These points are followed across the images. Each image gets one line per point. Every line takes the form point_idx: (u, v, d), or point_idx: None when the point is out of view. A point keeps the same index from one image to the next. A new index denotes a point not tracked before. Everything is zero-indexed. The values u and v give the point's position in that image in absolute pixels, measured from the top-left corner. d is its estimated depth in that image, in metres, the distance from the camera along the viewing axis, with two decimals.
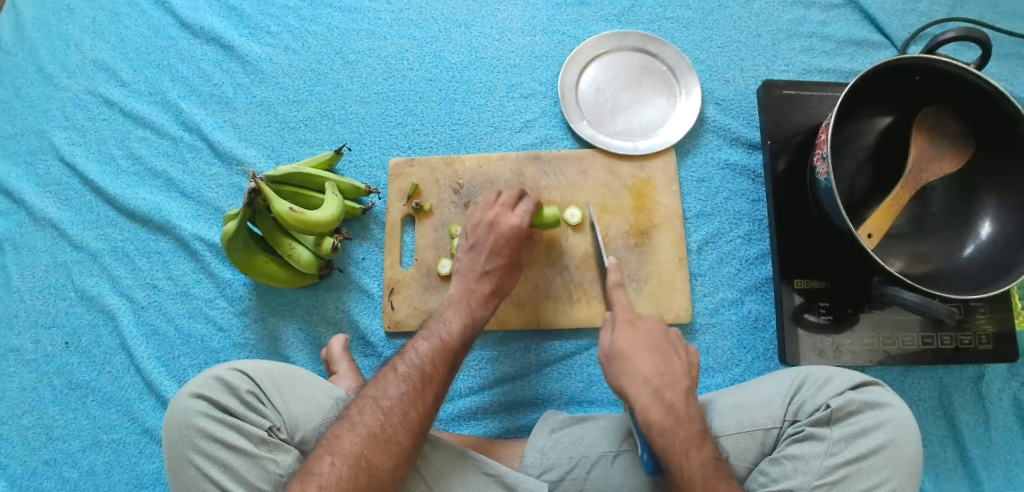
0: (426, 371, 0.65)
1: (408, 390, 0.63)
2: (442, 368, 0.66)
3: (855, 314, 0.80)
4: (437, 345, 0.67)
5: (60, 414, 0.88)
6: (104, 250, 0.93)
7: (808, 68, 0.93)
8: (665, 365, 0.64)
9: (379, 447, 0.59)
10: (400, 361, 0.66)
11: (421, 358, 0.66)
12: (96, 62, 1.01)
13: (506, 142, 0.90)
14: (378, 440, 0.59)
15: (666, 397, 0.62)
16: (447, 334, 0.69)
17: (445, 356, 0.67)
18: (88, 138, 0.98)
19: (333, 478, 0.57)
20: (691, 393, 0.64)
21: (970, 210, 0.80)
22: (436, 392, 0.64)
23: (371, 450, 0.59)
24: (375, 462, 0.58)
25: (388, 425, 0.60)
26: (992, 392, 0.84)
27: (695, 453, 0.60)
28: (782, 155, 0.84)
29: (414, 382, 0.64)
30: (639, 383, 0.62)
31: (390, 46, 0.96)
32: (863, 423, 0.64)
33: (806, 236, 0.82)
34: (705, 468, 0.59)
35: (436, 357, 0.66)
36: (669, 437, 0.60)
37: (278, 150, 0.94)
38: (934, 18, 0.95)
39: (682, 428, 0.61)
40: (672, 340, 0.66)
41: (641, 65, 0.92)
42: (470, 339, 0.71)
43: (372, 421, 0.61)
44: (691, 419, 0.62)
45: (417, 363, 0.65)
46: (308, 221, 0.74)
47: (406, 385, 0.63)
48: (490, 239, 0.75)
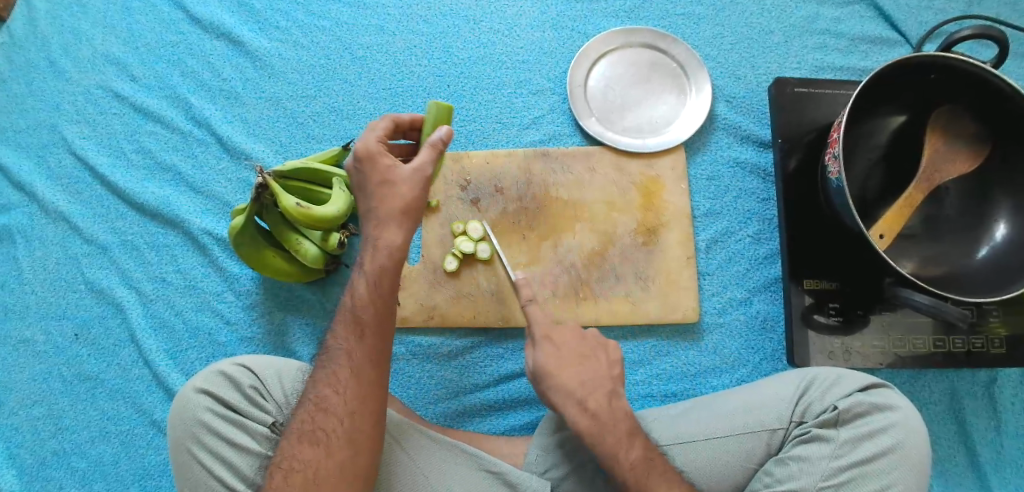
0: None
1: (326, 380, 0.60)
2: None
3: (866, 315, 0.79)
4: None
5: (70, 405, 0.89)
6: (114, 243, 0.94)
7: (821, 66, 0.92)
8: (588, 370, 0.66)
9: (303, 441, 0.58)
10: None
11: (337, 341, 0.61)
12: (107, 57, 1.02)
13: (514, 138, 0.90)
14: (303, 436, 0.58)
15: (590, 404, 0.64)
16: None
17: None
18: (99, 132, 0.99)
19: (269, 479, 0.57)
20: (615, 394, 0.65)
21: (985, 211, 0.78)
22: None
23: (298, 447, 0.57)
24: (303, 457, 0.57)
25: (311, 420, 0.58)
26: (1004, 396, 0.83)
27: (626, 452, 0.62)
28: (793, 154, 0.83)
29: (331, 369, 0.60)
30: (563, 394, 0.64)
31: (399, 41, 0.96)
32: (871, 426, 0.63)
33: (817, 236, 0.81)
34: (640, 463, 0.62)
35: (350, 339, 0.61)
36: (601, 439, 0.63)
37: (286, 145, 0.94)
38: (950, 15, 0.93)
39: (609, 429, 0.63)
40: (591, 341, 0.68)
41: (651, 61, 0.92)
42: None
43: (299, 417, 0.59)
44: (618, 419, 0.64)
45: None
46: (316, 216, 0.74)
47: (324, 374, 0.60)
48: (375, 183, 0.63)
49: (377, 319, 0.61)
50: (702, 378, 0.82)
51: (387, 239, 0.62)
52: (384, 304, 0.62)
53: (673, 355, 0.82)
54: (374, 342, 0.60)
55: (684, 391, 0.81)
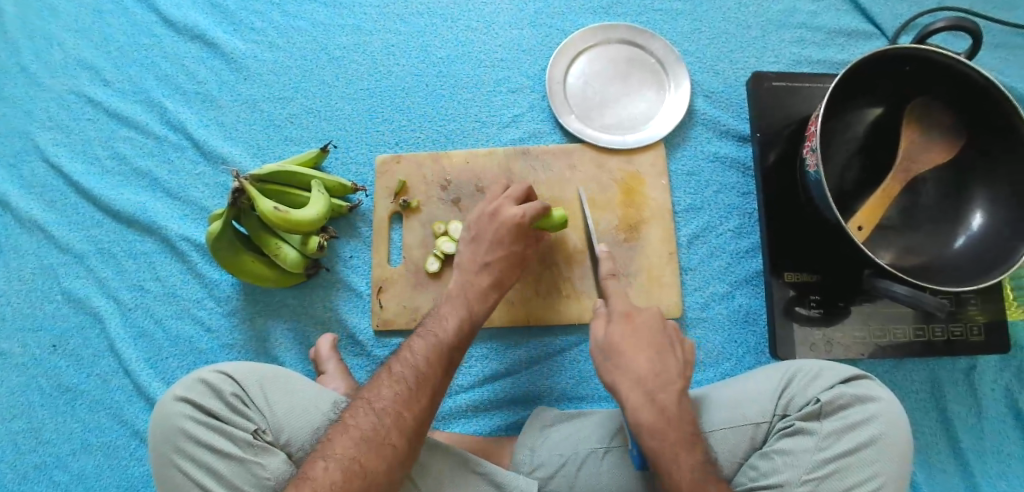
0: (420, 369, 0.64)
1: (402, 391, 0.62)
2: (437, 365, 0.65)
3: (847, 306, 0.80)
4: (430, 343, 0.67)
5: (49, 417, 0.87)
6: (90, 252, 0.92)
7: (798, 59, 0.92)
8: (662, 364, 0.63)
9: (371, 449, 0.58)
10: (395, 361, 0.65)
11: (416, 359, 0.65)
12: (80, 62, 1.00)
13: (494, 137, 0.89)
14: (372, 442, 0.58)
15: (659, 397, 0.61)
16: (442, 330, 0.68)
17: (438, 349, 0.67)
18: (73, 139, 0.97)
19: (327, 482, 0.55)
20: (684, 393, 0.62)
21: (961, 200, 0.79)
22: (429, 391, 0.63)
23: (364, 452, 0.58)
24: (366, 465, 0.57)
25: (382, 427, 0.59)
26: (984, 383, 0.84)
27: (687, 454, 0.58)
28: (772, 147, 0.84)
29: (409, 383, 0.63)
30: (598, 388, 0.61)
31: (376, 41, 0.95)
32: (854, 417, 0.63)
33: (797, 229, 0.82)
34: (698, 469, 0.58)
35: (431, 360, 0.65)
36: (660, 437, 0.59)
37: (264, 149, 0.93)
38: (924, 7, 0.94)
39: (674, 429, 0.59)
40: (672, 336, 0.65)
41: (629, 58, 0.91)
42: (467, 336, 0.70)
43: (366, 424, 0.59)
44: (684, 420, 0.60)
45: (411, 362, 0.65)
46: (294, 220, 0.73)
47: (401, 387, 0.62)
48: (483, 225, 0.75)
49: (450, 347, 0.67)
50: None
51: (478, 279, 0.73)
52: (463, 337, 0.69)
53: None
54: (445, 369, 0.66)
55: None
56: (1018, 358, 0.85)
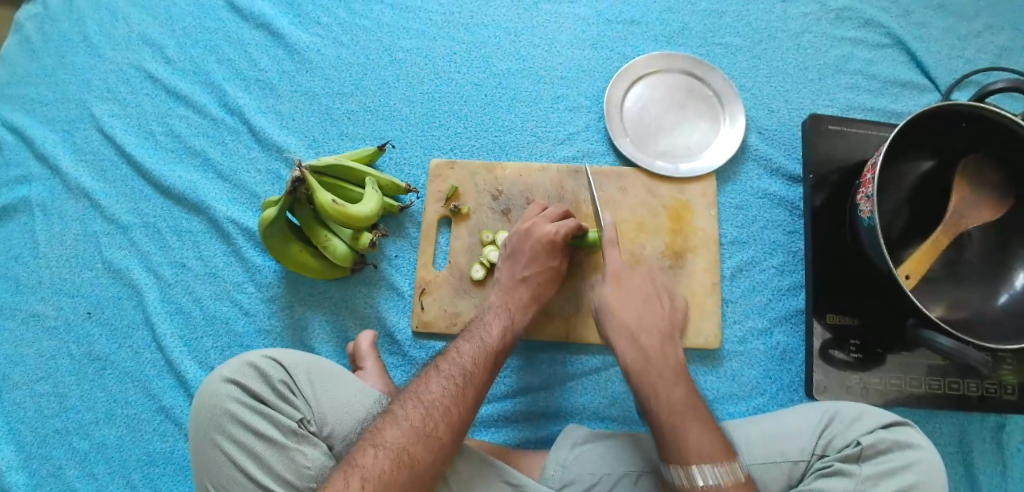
0: (467, 369, 0.65)
1: (450, 387, 0.63)
2: (483, 369, 0.66)
3: (885, 354, 0.80)
4: (478, 346, 0.68)
5: (77, 384, 0.88)
6: (135, 224, 0.93)
7: (851, 105, 0.93)
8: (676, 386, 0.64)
9: (419, 441, 0.58)
10: (443, 360, 0.66)
11: (464, 358, 0.66)
12: (144, 38, 1.02)
13: (548, 152, 0.91)
14: (419, 433, 0.59)
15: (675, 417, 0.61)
16: (488, 335, 0.69)
17: (488, 355, 0.67)
18: (130, 112, 0.99)
19: (376, 470, 0.56)
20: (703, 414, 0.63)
21: (1006, 258, 0.80)
22: (473, 392, 0.64)
23: (412, 442, 0.58)
24: (414, 455, 0.58)
25: (430, 419, 0.60)
26: (1012, 442, 0.84)
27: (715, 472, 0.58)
28: (821, 189, 0.85)
29: (457, 380, 0.63)
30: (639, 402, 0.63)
31: (439, 47, 0.97)
32: (892, 464, 0.63)
33: (841, 272, 0.82)
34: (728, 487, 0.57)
35: (477, 360, 0.66)
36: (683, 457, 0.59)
37: (319, 141, 0.94)
38: (978, 65, 0.95)
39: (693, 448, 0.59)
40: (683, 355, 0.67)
41: (687, 88, 0.93)
42: (511, 342, 0.71)
43: (414, 415, 0.60)
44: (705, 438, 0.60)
45: (459, 362, 0.65)
46: (350, 214, 0.75)
47: (449, 382, 0.63)
48: (524, 245, 0.76)
49: (496, 350, 0.68)
50: (719, 404, 0.82)
51: (518, 295, 0.74)
52: (507, 341, 0.70)
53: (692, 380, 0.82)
54: (490, 369, 0.67)
55: None
56: None
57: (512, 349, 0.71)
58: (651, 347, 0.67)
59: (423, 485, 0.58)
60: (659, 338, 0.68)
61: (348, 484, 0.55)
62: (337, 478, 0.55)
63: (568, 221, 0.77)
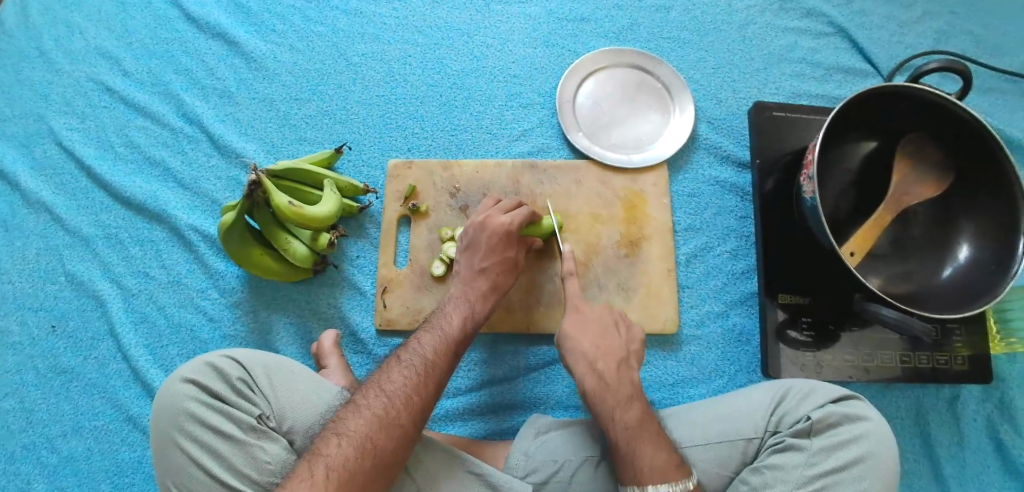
0: (428, 359, 0.66)
1: (412, 376, 0.64)
2: (443, 358, 0.67)
3: (837, 330, 0.82)
4: (438, 336, 0.69)
5: (42, 398, 0.87)
6: (97, 236, 0.93)
7: (797, 92, 0.96)
8: (604, 339, 0.71)
9: (382, 429, 0.59)
10: (404, 351, 0.67)
11: (425, 348, 0.67)
12: (100, 51, 1.02)
13: (504, 149, 0.92)
14: (383, 422, 0.60)
15: (599, 366, 0.69)
16: (449, 325, 0.71)
17: (447, 345, 0.69)
18: (88, 125, 0.99)
19: (340, 458, 0.57)
20: (624, 364, 0.70)
21: (949, 233, 0.83)
22: (434, 381, 0.65)
23: (375, 432, 0.59)
24: (378, 444, 0.58)
25: (392, 408, 0.61)
26: (966, 412, 0.87)
27: (623, 410, 0.66)
28: (770, 174, 0.87)
29: (418, 369, 0.65)
30: (577, 354, 0.70)
31: (394, 51, 0.98)
32: (842, 436, 0.66)
33: (791, 253, 0.85)
34: (634, 424, 0.64)
35: (438, 350, 0.67)
36: (602, 400, 0.66)
37: (279, 147, 0.95)
38: (918, 50, 0.99)
39: (612, 392, 0.67)
40: (616, 317, 0.74)
41: (637, 81, 0.95)
42: (471, 332, 0.72)
43: (376, 404, 0.61)
44: (623, 384, 0.68)
45: (420, 352, 0.67)
46: (307, 215, 0.76)
47: (410, 372, 0.64)
48: (483, 235, 0.77)
49: (456, 336, 0.70)
50: (679, 387, 0.83)
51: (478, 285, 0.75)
52: (468, 331, 0.71)
53: (653, 365, 0.84)
54: (454, 355, 0.69)
55: (662, 400, 0.83)
56: (999, 390, 0.88)
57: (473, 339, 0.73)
58: (595, 337, 0.71)
59: (387, 474, 0.59)
60: (605, 337, 0.71)
61: (312, 473, 0.55)
62: (301, 469, 0.56)
63: (523, 210, 0.79)
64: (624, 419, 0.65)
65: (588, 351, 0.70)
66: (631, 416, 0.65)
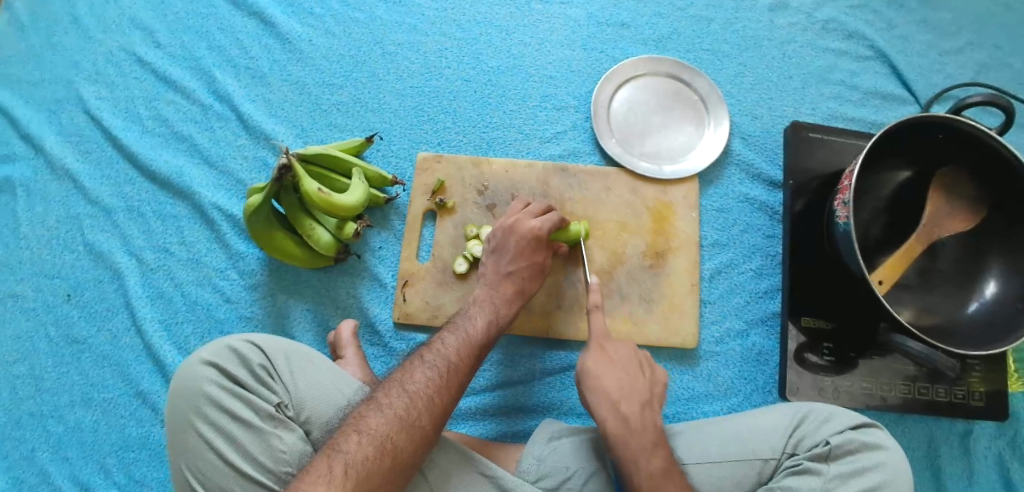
0: (451, 360, 0.65)
1: (434, 377, 0.63)
2: (466, 361, 0.67)
3: (857, 358, 0.82)
4: (462, 338, 0.68)
5: (54, 366, 0.87)
6: (119, 208, 0.93)
7: (833, 114, 0.95)
8: (628, 380, 0.69)
9: (403, 430, 0.59)
10: (428, 350, 0.66)
11: (448, 349, 0.66)
12: (134, 21, 1.01)
13: (534, 150, 0.91)
14: (403, 422, 0.59)
15: (622, 407, 0.66)
16: (473, 328, 0.70)
17: (471, 348, 0.68)
18: (117, 95, 0.98)
19: (360, 456, 0.56)
20: (648, 407, 0.67)
21: (977, 268, 0.82)
22: (456, 383, 0.64)
23: (396, 432, 0.58)
24: (398, 444, 0.58)
25: (413, 409, 0.60)
26: (979, 449, 0.87)
27: (627, 403, 0.67)
28: (802, 195, 0.86)
29: (441, 371, 0.64)
30: (600, 393, 0.68)
31: (430, 42, 0.97)
32: (860, 463, 0.65)
33: (818, 277, 0.84)
34: (659, 473, 0.62)
35: (461, 354, 0.67)
36: (625, 443, 0.64)
37: (307, 131, 0.94)
38: (958, 80, 0.98)
39: (636, 436, 0.64)
40: (641, 358, 0.71)
41: (673, 92, 0.94)
42: (494, 335, 0.72)
43: (398, 404, 0.60)
44: (647, 429, 0.65)
45: (443, 353, 0.66)
46: (334, 203, 0.75)
47: (433, 373, 0.64)
48: (511, 239, 0.76)
49: (480, 340, 0.69)
50: (695, 403, 0.83)
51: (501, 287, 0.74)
52: (491, 335, 0.71)
53: (670, 379, 0.84)
54: (476, 359, 0.68)
55: (676, 414, 0.82)
56: (1014, 429, 0.87)
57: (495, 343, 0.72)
58: (627, 407, 0.67)
59: (404, 476, 0.58)
60: (632, 383, 0.69)
61: (332, 469, 0.54)
62: (320, 463, 0.55)
63: (552, 215, 0.78)
64: (647, 467, 0.62)
65: (612, 390, 0.68)
66: (655, 465, 0.62)
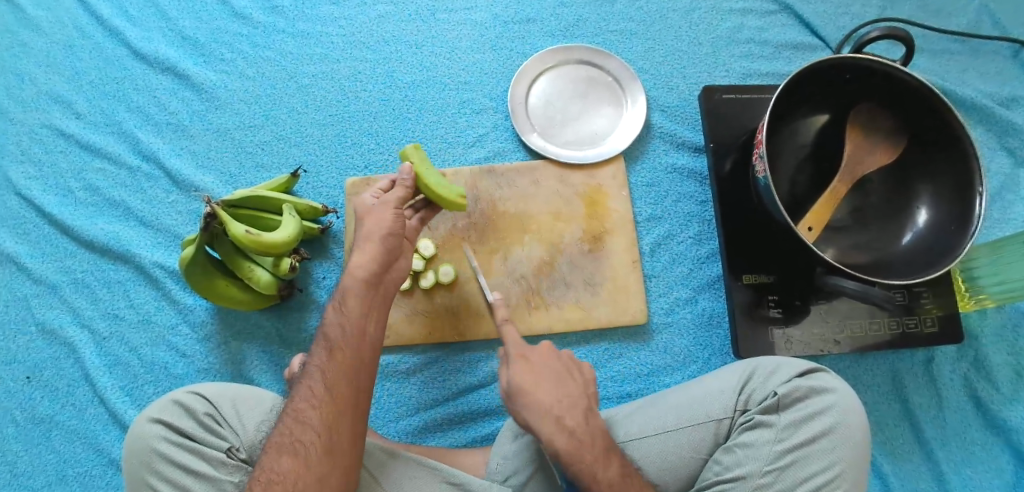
0: (317, 375, 0.62)
1: (302, 401, 0.61)
2: (333, 366, 0.62)
3: (804, 305, 0.83)
4: (325, 346, 0.64)
5: (24, 450, 0.87)
6: (63, 282, 0.93)
7: (747, 73, 0.97)
8: (563, 389, 0.66)
9: (281, 453, 0.58)
10: (300, 374, 0.64)
11: (313, 364, 0.63)
12: (51, 95, 1.01)
13: (460, 157, 0.93)
14: (280, 451, 0.59)
15: (567, 421, 0.64)
16: (334, 331, 0.65)
17: (335, 351, 0.63)
18: (45, 172, 0.98)
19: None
20: (591, 412, 0.66)
21: (907, 199, 0.83)
22: (326, 391, 0.61)
23: (276, 460, 0.58)
24: (281, 470, 0.57)
25: (289, 436, 0.59)
26: (943, 373, 0.88)
27: (603, 468, 0.63)
28: (726, 156, 0.88)
29: (307, 391, 0.62)
30: (539, 411, 0.64)
31: (343, 69, 0.98)
32: (810, 409, 0.67)
33: (751, 233, 0.85)
34: (617, 480, 0.62)
35: (327, 366, 0.63)
36: (580, 460, 0.63)
37: (236, 175, 0.95)
38: (863, 19, 1.00)
39: (589, 449, 0.63)
40: (566, 361, 0.69)
41: (587, 77, 0.96)
42: (362, 324, 0.65)
43: (275, 435, 0.60)
44: (596, 436, 0.65)
45: (309, 370, 0.63)
46: (266, 243, 0.75)
47: (301, 395, 0.62)
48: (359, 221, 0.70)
49: (350, 344, 0.64)
50: (655, 377, 0.84)
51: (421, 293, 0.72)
52: (364, 331, 0.65)
53: (627, 358, 0.84)
54: (354, 366, 0.63)
55: (638, 391, 0.84)
56: (973, 348, 0.89)
57: (370, 330, 0.66)
58: (571, 419, 0.64)
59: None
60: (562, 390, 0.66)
61: None
62: None
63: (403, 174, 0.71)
64: (605, 477, 0.62)
65: (550, 405, 0.65)
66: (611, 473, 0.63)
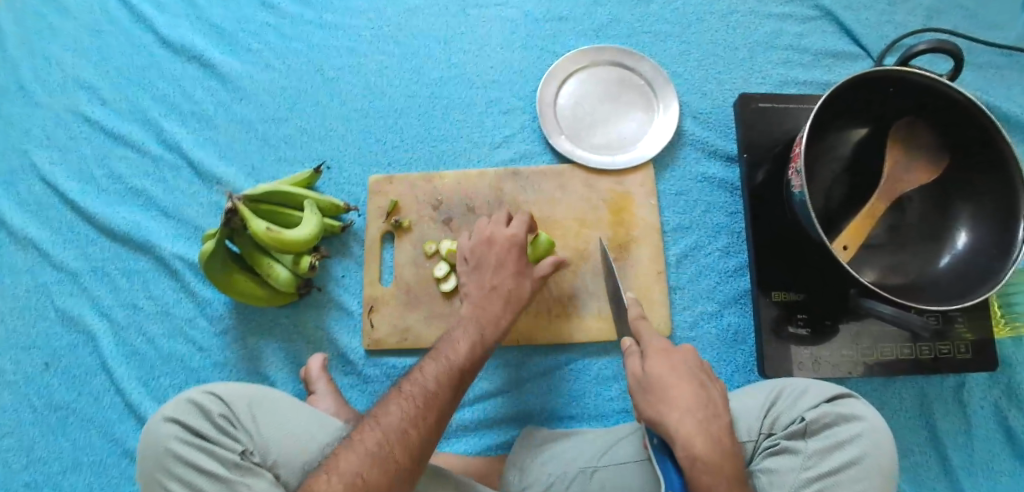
0: (428, 389, 0.65)
1: (408, 409, 0.62)
2: (444, 388, 0.66)
3: (834, 325, 0.80)
4: (441, 367, 0.67)
5: (40, 436, 0.87)
6: (84, 270, 0.93)
7: (783, 81, 0.94)
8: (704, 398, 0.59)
9: (374, 461, 0.57)
10: (406, 382, 0.66)
11: (426, 379, 0.66)
12: (77, 81, 1.01)
13: (485, 157, 0.91)
14: (375, 458, 0.58)
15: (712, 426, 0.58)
16: (457, 355, 0.69)
17: (454, 375, 0.68)
18: (70, 157, 0.98)
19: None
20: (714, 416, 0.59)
21: (946, 220, 0.80)
22: (439, 410, 0.64)
23: (367, 467, 0.57)
24: (368, 479, 0.56)
25: (387, 443, 0.59)
26: (973, 401, 0.85)
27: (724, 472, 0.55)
28: (759, 167, 0.85)
29: (417, 401, 0.63)
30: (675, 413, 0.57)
31: (371, 62, 0.97)
32: (838, 437, 0.64)
33: (783, 249, 0.83)
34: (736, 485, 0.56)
35: (441, 383, 0.66)
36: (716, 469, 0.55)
37: (258, 168, 0.94)
38: (908, 28, 0.96)
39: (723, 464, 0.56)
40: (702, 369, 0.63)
41: (619, 79, 0.93)
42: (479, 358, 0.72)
43: (370, 439, 0.59)
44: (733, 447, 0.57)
45: (421, 384, 0.65)
46: (285, 240, 0.74)
47: (409, 404, 0.63)
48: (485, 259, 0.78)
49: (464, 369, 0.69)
50: None
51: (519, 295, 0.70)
52: (476, 357, 0.71)
53: None
54: (455, 389, 0.67)
55: None
56: (1006, 375, 0.85)
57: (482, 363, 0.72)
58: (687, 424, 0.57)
59: None
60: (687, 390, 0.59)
61: None
62: None
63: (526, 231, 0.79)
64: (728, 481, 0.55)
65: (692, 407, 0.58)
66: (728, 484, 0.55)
